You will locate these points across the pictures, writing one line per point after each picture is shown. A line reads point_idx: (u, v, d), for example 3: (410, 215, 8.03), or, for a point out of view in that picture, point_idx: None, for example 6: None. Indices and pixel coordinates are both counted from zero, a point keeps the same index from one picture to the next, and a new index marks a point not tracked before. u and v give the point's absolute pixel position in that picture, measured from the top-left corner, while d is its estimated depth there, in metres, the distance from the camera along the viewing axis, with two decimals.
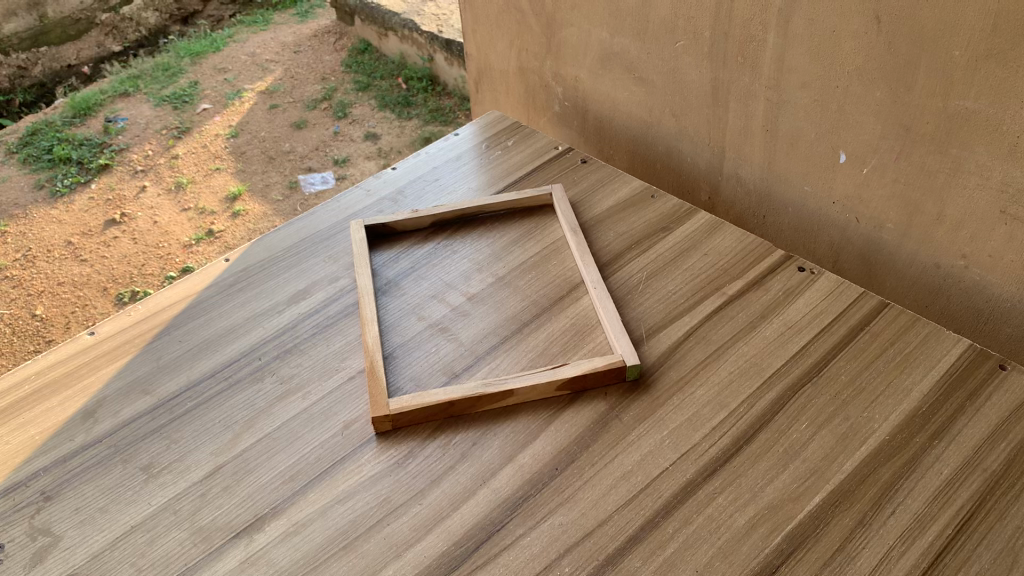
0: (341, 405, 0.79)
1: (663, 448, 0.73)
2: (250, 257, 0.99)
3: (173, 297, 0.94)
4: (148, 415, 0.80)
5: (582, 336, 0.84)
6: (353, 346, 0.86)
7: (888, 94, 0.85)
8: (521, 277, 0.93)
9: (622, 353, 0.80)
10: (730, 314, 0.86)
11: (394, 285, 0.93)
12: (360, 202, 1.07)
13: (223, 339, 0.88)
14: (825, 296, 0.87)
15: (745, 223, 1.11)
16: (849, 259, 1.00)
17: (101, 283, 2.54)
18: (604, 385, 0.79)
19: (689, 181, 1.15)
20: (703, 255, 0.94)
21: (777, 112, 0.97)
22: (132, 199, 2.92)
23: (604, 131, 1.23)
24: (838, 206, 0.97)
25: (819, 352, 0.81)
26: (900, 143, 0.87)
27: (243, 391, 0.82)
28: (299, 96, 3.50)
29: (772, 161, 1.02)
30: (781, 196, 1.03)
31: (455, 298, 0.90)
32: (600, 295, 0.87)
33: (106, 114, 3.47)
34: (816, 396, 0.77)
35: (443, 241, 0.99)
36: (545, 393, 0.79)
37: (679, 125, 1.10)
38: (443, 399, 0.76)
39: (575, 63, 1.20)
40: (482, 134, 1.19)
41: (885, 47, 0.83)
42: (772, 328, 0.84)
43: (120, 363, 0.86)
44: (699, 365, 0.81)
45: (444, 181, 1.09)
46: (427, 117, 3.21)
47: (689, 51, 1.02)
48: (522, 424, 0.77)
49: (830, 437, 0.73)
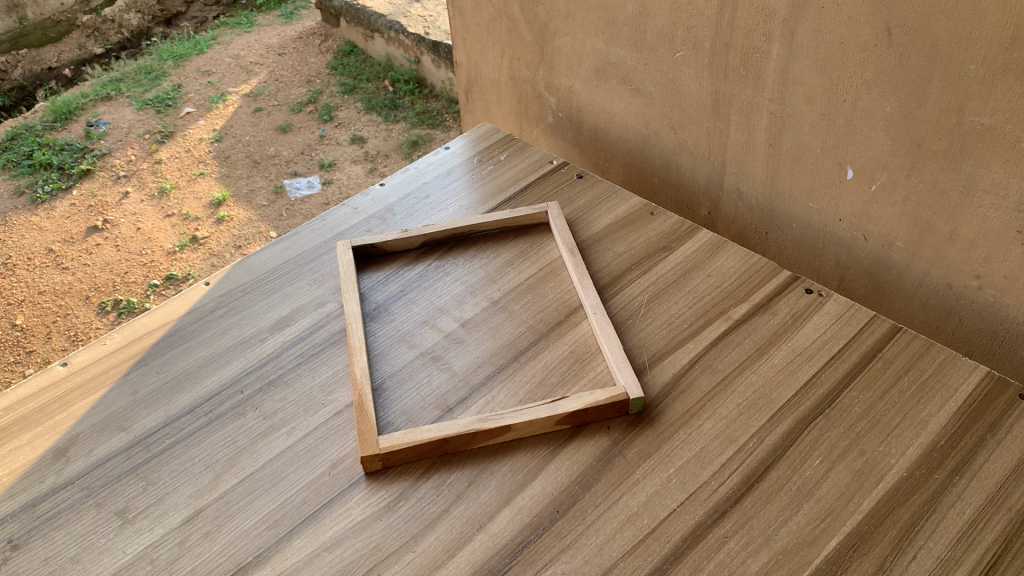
0: (328, 442, 0.75)
1: (670, 488, 0.69)
2: (231, 280, 0.95)
3: (151, 324, 0.90)
4: (123, 454, 0.76)
5: (581, 365, 0.80)
6: (340, 377, 0.81)
7: (898, 109, 0.82)
8: (516, 300, 0.88)
9: (624, 384, 0.76)
10: (737, 339, 0.82)
11: (384, 310, 0.89)
12: (346, 221, 1.02)
13: (203, 370, 0.83)
14: (834, 320, 0.83)
15: (747, 240, 1.07)
16: (856, 278, 0.96)
17: (83, 292, 2.48)
18: (606, 419, 0.75)
19: (688, 196, 1.11)
20: (707, 275, 0.89)
21: (781, 126, 0.94)
22: (114, 205, 2.86)
23: (599, 143, 1.19)
24: (844, 223, 0.94)
25: (831, 381, 0.77)
26: (911, 160, 0.84)
27: (223, 428, 0.77)
28: (284, 98, 3.44)
29: (776, 177, 0.98)
30: (785, 212, 1.00)
31: (447, 324, 0.86)
32: (600, 321, 0.83)
33: (87, 118, 3.41)
34: (828, 431, 0.73)
35: (434, 262, 0.94)
36: (543, 429, 0.75)
37: (678, 138, 1.06)
38: (437, 436, 0.72)
39: (570, 73, 1.16)
40: (473, 148, 1.15)
41: (896, 60, 0.79)
42: (781, 355, 0.80)
43: (94, 397, 0.82)
44: (706, 396, 0.77)
45: (434, 198, 1.04)
46: (414, 119, 3.17)
47: (688, 62, 0.99)
48: (521, 462, 0.72)
49: (845, 475, 0.70)
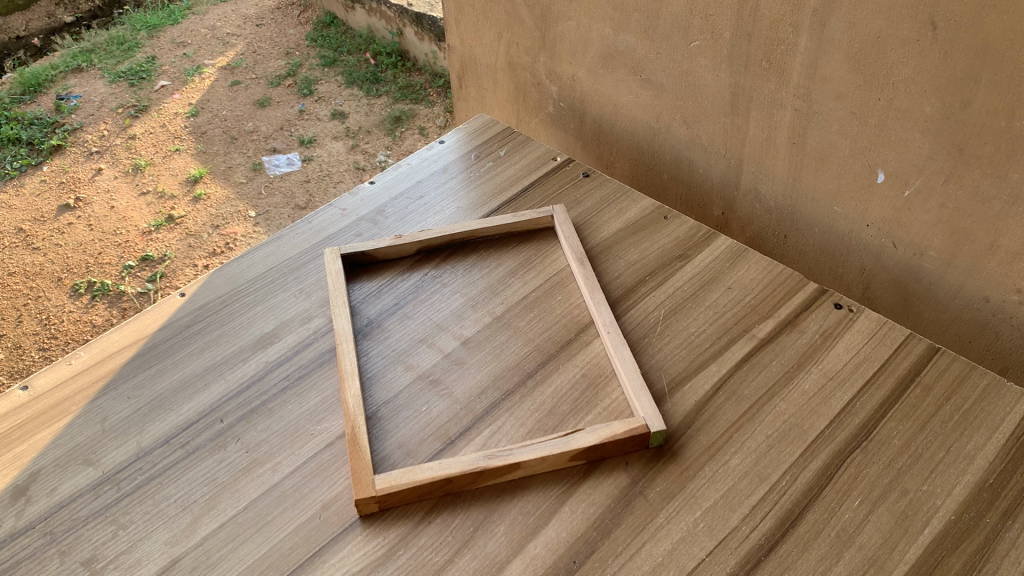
0: (317, 480, 0.68)
1: (697, 535, 0.63)
2: (209, 290, 0.87)
3: (121, 341, 0.82)
4: (90, 493, 0.68)
5: (595, 391, 0.73)
6: (330, 404, 0.74)
7: (939, 110, 0.75)
8: (521, 315, 0.81)
9: (644, 416, 0.69)
10: (763, 361, 0.75)
11: (376, 326, 0.81)
12: (334, 223, 0.94)
13: (178, 395, 0.76)
14: (866, 339, 0.77)
15: (762, 243, 1.00)
16: (881, 288, 0.90)
17: (54, 274, 2.38)
18: (623, 453, 0.69)
19: (699, 194, 1.03)
20: (727, 288, 0.83)
21: (806, 124, 0.86)
22: (86, 183, 2.75)
23: (603, 135, 1.11)
24: (872, 229, 0.87)
25: (866, 410, 0.71)
26: (951, 165, 0.77)
27: (202, 463, 0.70)
28: (262, 71, 3.32)
29: (798, 178, 0.91)
30: (807, 215, 0.93)
31: (446, 342, 0.79)
32: (614, 341, 0.76)
33: (58, 91, 3.28)
34: (866, 467, 0.67)
35: (430, 272, 0.87)
36: (555, 465, 0.68)
37: (690, 133, 0.99)
38: (439, 476, 0.65)
39: (573, 61, 1.08)
40: (469, 142, 1.07)
41: (939, 57, 0.72)
42: (811, 380, 0.74)
43: (58, 426, 0.74)
44: (732, 427, 0.70)
45: (429, 199, 0.96)
46: (397, 94, 3.07)
47: (704, 53, 0.91)
48: (532, 504, 0.66)
49: (887, 520, 0.63)
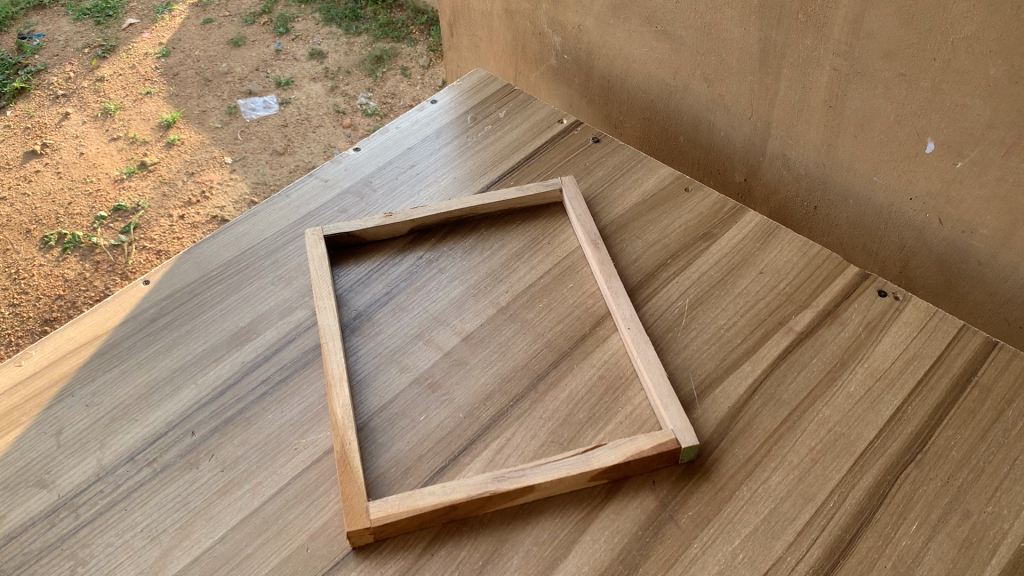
0: (303, 505, 0.60)
1: (737, 568, 0.55)
2: (178, 277, 0.77)
3: (78, 338, 0.73)
4: (44, 522, 0.60)
5: (615, 396, 0.65)
6: (316, 413, 0.66)
7: (1005, 72, 0.65)
8: (530, 305, 0.72)
9: (674, 428, 0.61)
10: (802, 359, 0.67)
11: (365, 320, 0.72)
12: (316, 196, 0.85)
13: (144, 402, 0.67)
14: (915, 332, 0.69)
15: (789, 214, 0.91)
16: (922, 267, 0.81)
17: (22, 226, 2.20)
18: (650, 470, 0.61)
19: (720, 159, 0.94)
20: (759, 273, 0.74)
21: (846, 85, 0.77)
22: (53, 128, 2.59)
23: (612, 93, 1.01)
24: (915, 203, 0.78)
25: (919, 417, 0.63)
26: (1014, 135, 0.67)
27: (171, 484, 0.62)
28: (235, 8, 3.14)
29: (834, 145, 0.82)
30: (841, 185, 0.84)
31: (445, 338, 0.70)
32: (636, 337, 0.67)
33: (20, 30, 3.09)
34: (922, 485, 0.60)
35: (426, 255, 0.78)
36: (573, 486, 0.60)
37: (711, 91, 0.89)
38: (442, 503, 0.57)
39: (579, 8, 0.97)
40: (465, 101, 0.96)
41: (1011, 12, 0.62)
42: (857, 381, 0.66)
43: (7, 441, 0.65)
44: (771, 439, 0.62)
45: (422, 168, 0.87)
46: (378, 32, 2.91)
47: (732, 3, 0.81)
48: (548, 532, 0.58)
49: (949, 547, 0.56)
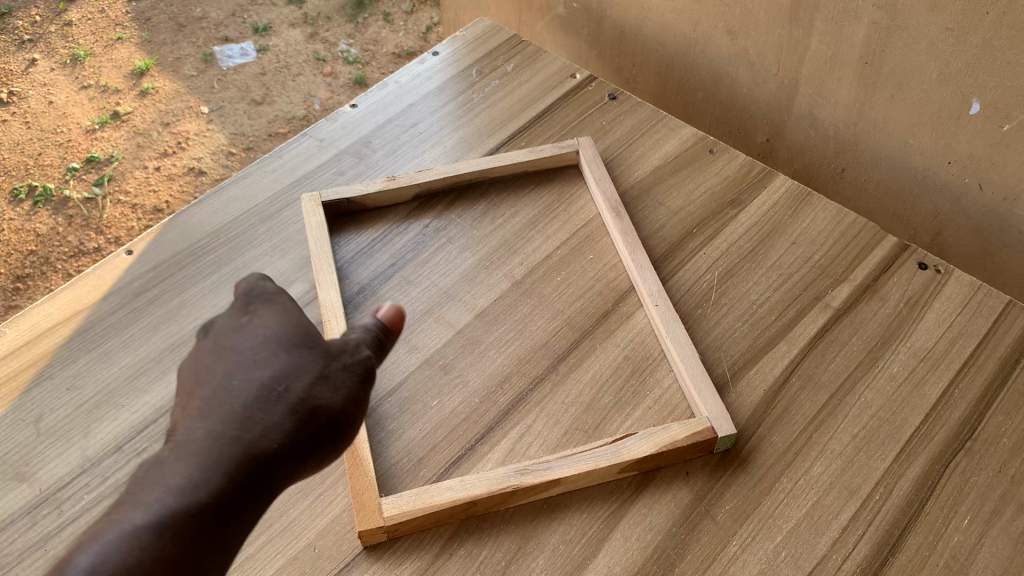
0: (308, 499, 0.55)
1: (780, 567, 0.51)
2: (165, 246, 0.71)
3: (57, 314, 0.67)
4: (24, 520, 0.55)
5: (642, 380, 0.61)
6: None
7: None
8: (548, 278, 0.67)
9: (709, 416, 0.57)
10: (841, 338, 0.63)
11: (369, 295, 0.67)
12: (312, 158, 0.78)
13: (131, 386, 0.62)
14: (959, 309, 0.64)
15: (813, 176, 0.86)
16: (957, 235, 0.76)
17: None
18: (682, 460, 0.57)
19: (741, 117, 0.89)
20: (791, 244, 0.69)
21: (885, 39, 0.71)
22: None
23: (626, 44, 0.95)
24: (953, 167, 0.73)
25: (967, 402, 0.59)
26: None
27: None
28: None
29: (867, 105, 0.76)
30: (872, 147, 0.78)
31: (456, 316, 0.65)
32: (664, 315, 0.63)
33: None
34: (973, 476, 0.56)
35: (432, 223, 0.72)
36: (602, 479, 0.55)
37: (734, 45, 0.83)
38: (460, 500, 0.52)
39: None
40: (469, 53, 0.90)
41: None
42: (900, 362, 0.61)
43: None
44: (811, 426, 0.58)
45: (425, 127, 0.80)
46: None
47: None
48: (576, 528, 0.54)
49: (1004, 544, 0.52)
